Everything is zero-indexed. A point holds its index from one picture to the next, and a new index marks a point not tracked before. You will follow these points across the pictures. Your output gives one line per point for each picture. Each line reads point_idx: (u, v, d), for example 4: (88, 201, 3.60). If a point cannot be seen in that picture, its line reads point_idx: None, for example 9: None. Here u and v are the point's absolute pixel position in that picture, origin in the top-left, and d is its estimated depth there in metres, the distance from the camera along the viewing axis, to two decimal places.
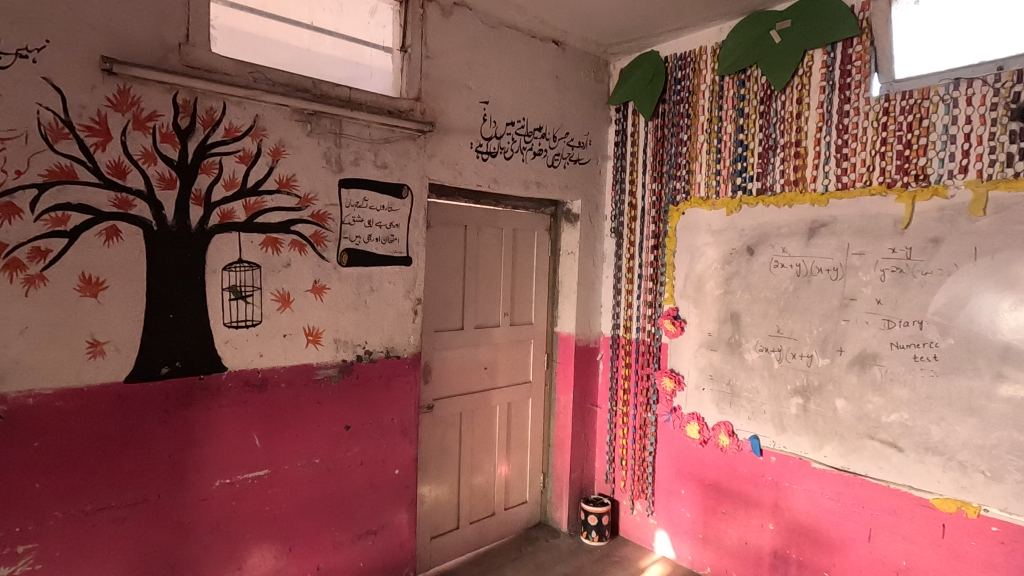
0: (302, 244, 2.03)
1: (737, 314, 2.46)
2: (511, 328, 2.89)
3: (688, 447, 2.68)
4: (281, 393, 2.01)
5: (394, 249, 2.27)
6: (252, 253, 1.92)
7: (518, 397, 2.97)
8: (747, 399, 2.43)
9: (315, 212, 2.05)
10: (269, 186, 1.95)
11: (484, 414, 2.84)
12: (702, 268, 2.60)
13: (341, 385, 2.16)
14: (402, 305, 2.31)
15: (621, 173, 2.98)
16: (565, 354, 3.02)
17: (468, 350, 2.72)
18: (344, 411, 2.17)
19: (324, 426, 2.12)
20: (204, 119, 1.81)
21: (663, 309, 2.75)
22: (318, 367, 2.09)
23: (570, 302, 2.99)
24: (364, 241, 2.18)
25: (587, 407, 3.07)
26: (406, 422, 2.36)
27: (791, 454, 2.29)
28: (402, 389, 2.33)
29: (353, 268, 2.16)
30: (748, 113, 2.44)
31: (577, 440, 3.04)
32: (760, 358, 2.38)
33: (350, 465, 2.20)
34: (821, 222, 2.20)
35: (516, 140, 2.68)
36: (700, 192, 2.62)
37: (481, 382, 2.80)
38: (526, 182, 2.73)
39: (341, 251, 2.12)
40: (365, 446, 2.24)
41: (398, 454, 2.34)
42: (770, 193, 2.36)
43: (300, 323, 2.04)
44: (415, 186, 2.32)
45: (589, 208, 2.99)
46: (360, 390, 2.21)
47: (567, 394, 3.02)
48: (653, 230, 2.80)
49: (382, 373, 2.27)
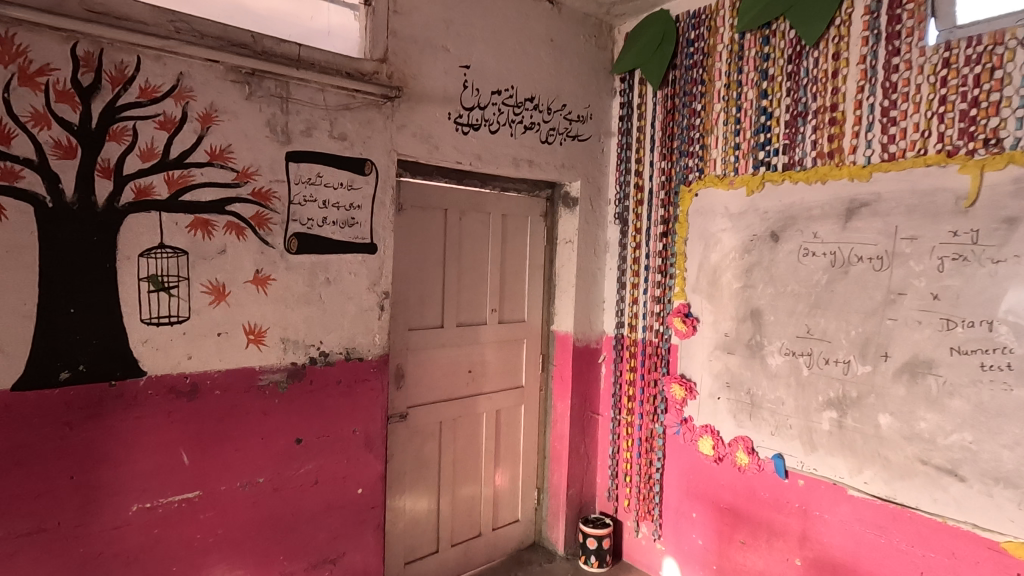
0: (240, 227, 1.73)
1: (759, 312, 2.10)
2: (499, 326, 2.56)
3: (700, 464, 2.32)
4: (217, 402, 1.72)
5: (354, 234, 1.96)
6: (177, 237, 1.63)
7: (509, 404, 2.65)
8: (770, 412, 2.07)
9: (256, 189, 1.75)
10: (197, 157, 1.65)
11: (468, 423, 2.51)
12: (718, 258, 2.24)
13: (290, 392, 1.86)
14: (366, 299, 2.00)
15: (626, 151, 2.63)
16: (563, 356, 2.69)
17: (449, 352, 2.40)
18: (296, 423, 1.87)
19: (271, 440, 1.83)
20: (112, 75, 1.51)
21: (672, 306, 2.41)
22: (261, 371, 1.80)
23: (568, 297, 2.65)
24: (318, 224, 1.88)
25: (587, 416, 2.74)
26: (372, 434, 2.05)
27: (822, 478, 1.93)
28: (366, 396, 2.02)
29: (304, 256, 1.86)
30: (773, 74, 2.07)
31: (576, 453, 2.70)
32: (786, 364, 2.01)
33: (303, 485, 1.90)
34: (862, 201, 1.83)
35: (504, 112, 2.35)
36: (716, 169, 2.26)
37: (465, 387, 2.48)
38: (516, 160, 2.40)
39: (289, 235, 1.82)
40: (322, 462, 1.94)
41: (362, 470, 2.04)
42: (799, 168, 1.99)
43: (238, 319, 1.75)
44: (381, 162, 2.00)
45: (590, 190, 2.65)
46: (315, 398, 1.91)
47: (565, 401, 2.68)
48: (662, 215, 2.45)
49: (342, 378, 1.97)
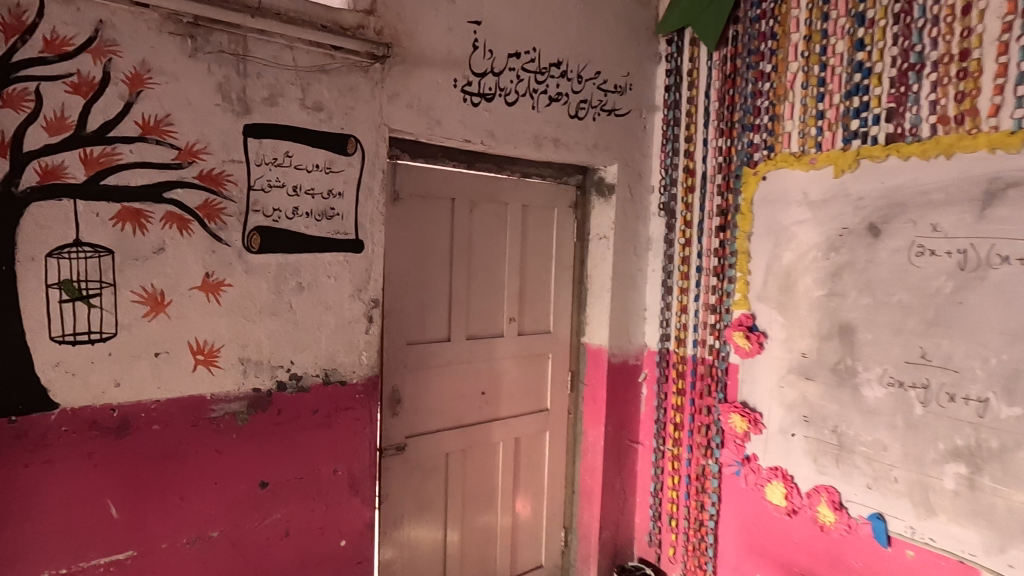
0: (184, 219, 1.38)
1: (850, 328, 1.62)
2: (519, 340, 2.15)
3: (768, 516, 1.86)
4: (156, 440, 1.37)
5: (335, 228, 1.58)
6: (99, 232, 1.28)
7: (531, 431, 2.24)
8: (865, 458, 1.60)
9: (204, 171, 1.39)
10: (125, 130, 1.30)
11: (481, 454, 2.11)
12: (794, 258, 1.77)
13: (252, 425, 1.49)
14: (349, 309, 1.62)
15: (674, 128, 2.17)
16: (596, 373, 2.26)
17: (458, 370, 2.01)
18: (260, 463, 1.51)
19: (227, 485, 1.47)
20: (5, 23, 1.17)
21: (732, 317, 1.95)
22: (213, 400, 1.44)
23: (602, 304, 2.22)
24: (287, 216, 1.51)
25: (625, 445, 2.30)
26: (357, 474, 1.67)
27: (942, 553, 1.45)
28: (349, 428, 1.65)
29: (269, 255, 1.49)
30: (873, 18, 1.58)
31: (611, 489, 2.27)
32: (891, 398, 1.53)
33: (269, 539, 1.54)
34: (1007, 182, 1.34)
35: (524, 79, 1.93)
36: (791, 146, 1.78)
37: (478, 412, 2.08)
38: (538, 138, 1.98)
39: (248, 230, 1.46)
40: (294, 510, 1.57)
41: (344, 518, 1.66)
42: (911, 139, 1.50)
43: (182, 336, 1.39)
44: (368, 139, 1.62)
45: (629, 176, 2.21)
46: (284, 432, 1.54)
47: (598, 428, 2.25)
48: (718, 204, 1.99)
49: (319, 406, 1.59)
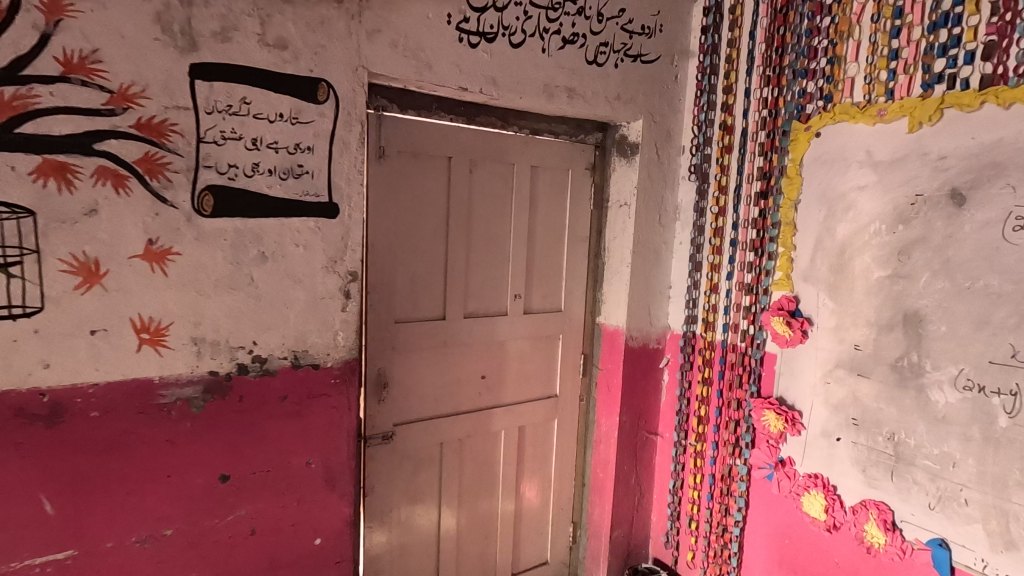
0: (120, 175, 1.18)
1: (918, 317, 1.34)
2: (525, 319, 1.92)
3: (803, 528, 1.62)
4: (95, 429, 1.21)
5: (304, 189, 1.36)
6: (16, 190, 1.09)
7: (538, 419, 2.03)
8: (927, 474, 1.33)
9: (143, 119, 1.18)
10: (43, 67, 1.09)
11: (480, 444, 1.92)
12: (851, 231, 1.47)
13: (209, 413, 1.32)
14: (323, 283, 1.42)
15: (710, 78, 1.86)
16: (612, 358, 2.03)
17: (454, 352, 1.80)
18: (220, 455, 1.34)
19: (182, 479, 1.31)
20: None
21: (770, 299, 1.67)
22: (163, 385, 1.27)
23: (621, 281, 1.97)
24: (245, 174, 1.30)
25: (642, 437, 2.07)
26: (334, 468, 1.49)
27: None
28: (323, 416, 1.46)
29: (225, 220, 1.29)
30: None
31: (625, 484, 2.06)
32: (966, 404, 1.26)
33: (232, 537, 1.38)
34: None
35: (533, 16, 1.64)
36: (854, 95, 1.47)
37: (477, 398, 1.87)
38: (549, 88, 1.71)
39: (198, 189, 1.25)
40: (261, 506, 1.41)
41: (320, 515, 1.49)
42: (1016, 81, 1.19)
43: (122, 311, 1.21)
44: (343, 84, 1.38)
45: (656, 134, 1.92)
46: (247, 421, 1.36)
47: (612, 418, 2.03)
48: (759, 167, 1.69)
49: (287, 393, 1.40)
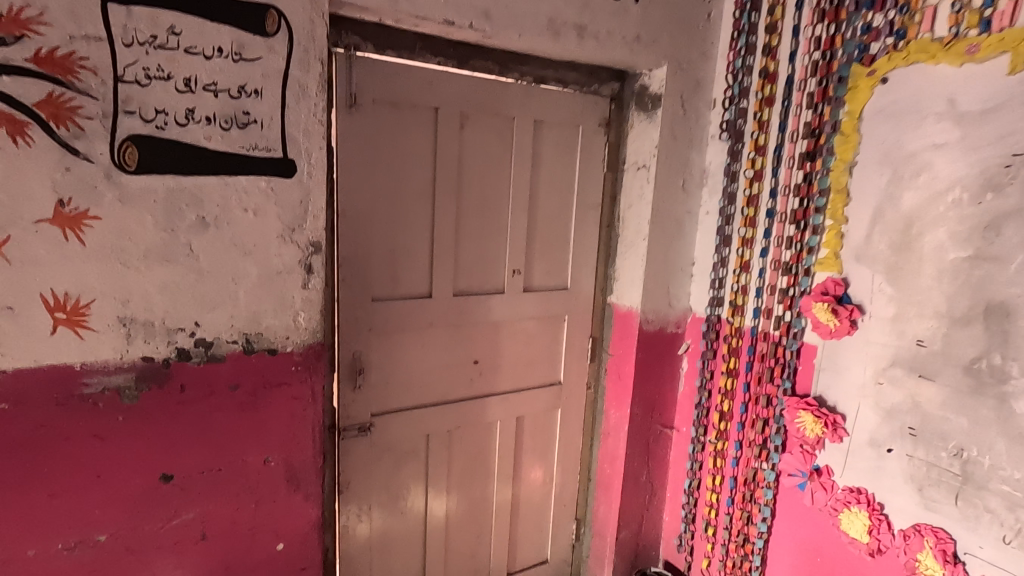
0: (17, 121, 0.96)
1: (1005, 311, 1.08)
2: (525, 298, 1.69)
3: (840, 548, 1.40)
4: (4, 424, 1.03)
5: (252, 141, 1.14)
6: None
7: (539, 408, 1.81)
8: (1004, 502, 1.10)
9: (42, 51, 0.96)
10: None
11: (473, 435, 1.72)
12: (920, 201, 1.20)
13: (144, 405, 1.13)
14: (278, 255, 1.20)
15: (750, 14, 1.56)
16: (624, 342, 1.79)
17: (442, 334, 1.58)
18: (159, 452, 1.16)
19: (114, 479, 1.13)
20: None
21: (813, 280, 1.41)
22: (86, 373, 1.08)
23: (636, 256, 1.72)
24: (178, 122, 1.08)
25: (655, 431, 1.86)
26: (296, 466, 1.31)
27: None
28: (282, 408, 1.27)
29: (154, 178, 1.07)
30: None
31: (634, 482, 1.85)
32: None
33: (178, 543, 1.21)
34: None
35: None
36: (936, 28, 1.17)
37: (469, 385, 1.67)
38: (556, 25, 1.43)
39: (119, 139, 1.04)
40: (211, 509, 1.23)
41: (281, 518, 1.31)
42: None
43: (30, 286, 1.01)
44: (297, 13, 1.13)
45: (682, 83, 1.63)
46: (191, 413, 1.18)
47: (622, 410, 1.81)
48: (807, 121, 1.41)
49: (238, 381, 1.21)
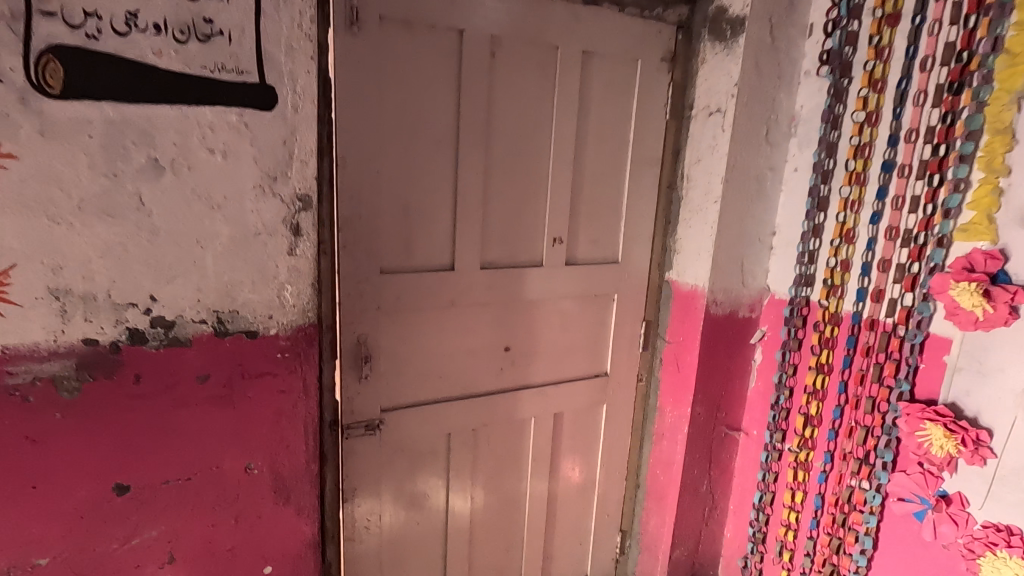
0: None
1: None
2: (567, 273, 1.40)
3: None
4: None
5: (217, 61, 0.87)
6: None
7: (581, 404, 1.53)
8: None
9: None
10: None
11: (502, 435, 1.45)
12: None
13: (90, 400, 0.90)
14: (257, 212, 0.94)
15: None
16: (685, 328, 1.49)
17: (466, 315, 1.31)
18: (112, 457, 0.93)
19: (56, 490, 0.91)
20: None
21: (950, 253, 1.10)
22: (10, 359, 0.84)
23: (705, 223, 1.40)
24: (116, 32, 0.81)
25: (720, 433, 1.56)
26: (286, 474, 1.06)
27: None
28: (266, 405, 1.02)
29: (88, 106, 0.82)
30: None
31: (693, 493, 1.56)
32: None
33: (139, 568, 0.98)
34: None
35: None
36: None
37: (498, 376, 1.39)
38: None
39: (37, 52, 0.78)
40: (181, 526, 1.00)
41: (268, 536, 1.07)
42: None
43: None
44: None
45: (773, 3, 1.29)
46: (151, 409, 0.94)
47: (682, 408, 1.51)
48: (951, 42, 1.08)
49: (209, 371, 0.97)
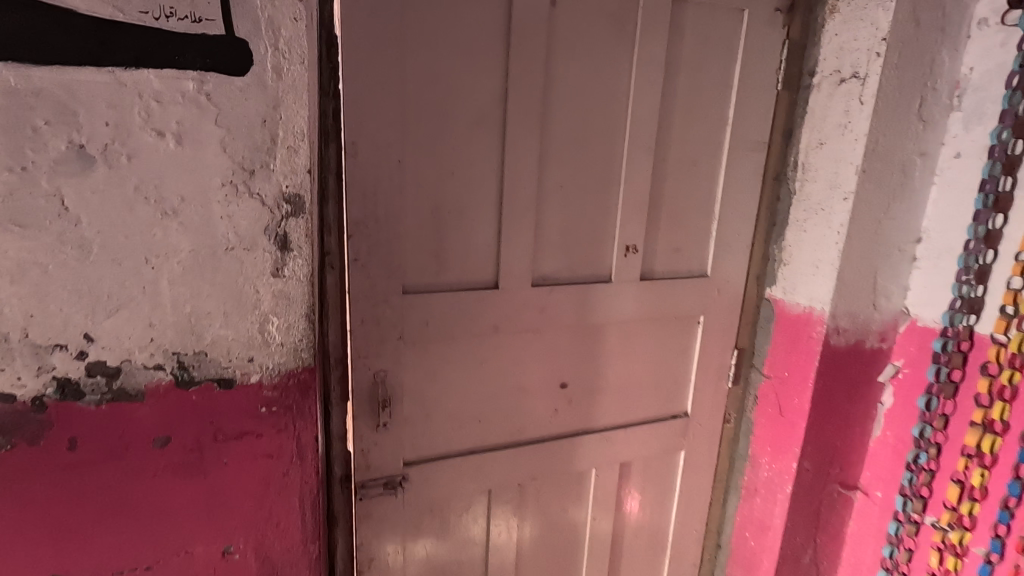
0: None
1: None
2: (642, 290, 1.09)
3: None
4: None
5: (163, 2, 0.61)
6: None
7: (653, 451, 1.22)
8: None
9: None
10: None
11: (555, 490, 1.16)
12: None
13: (8, 472, 0.67)
14: (226, 219, 0.68)
15: None
16: (793, 361, 1.15)
17: (513, 345, 1.02)
18: (42, 544, 0.70)
19: None
20: None
21: None
22: None
23: (829, 227, 1.06)
24: None
25: (832, 493, 1.23)
26: (277, 560, 0.81)
27: None
28: (248, 473, 0.77)
29: None
30: None
31: (793, 565, 1.24)
32: None
33: None
34: None
35: None
36: None
37: (553, 419, 1.11)
38: None
39: None
40: None
41: None
42: None
43: None
44: None
45: None
46: (91, 484, 0.70)
47: (785, 462, 1.19)
48: None
49: (170, 432, 0.72)
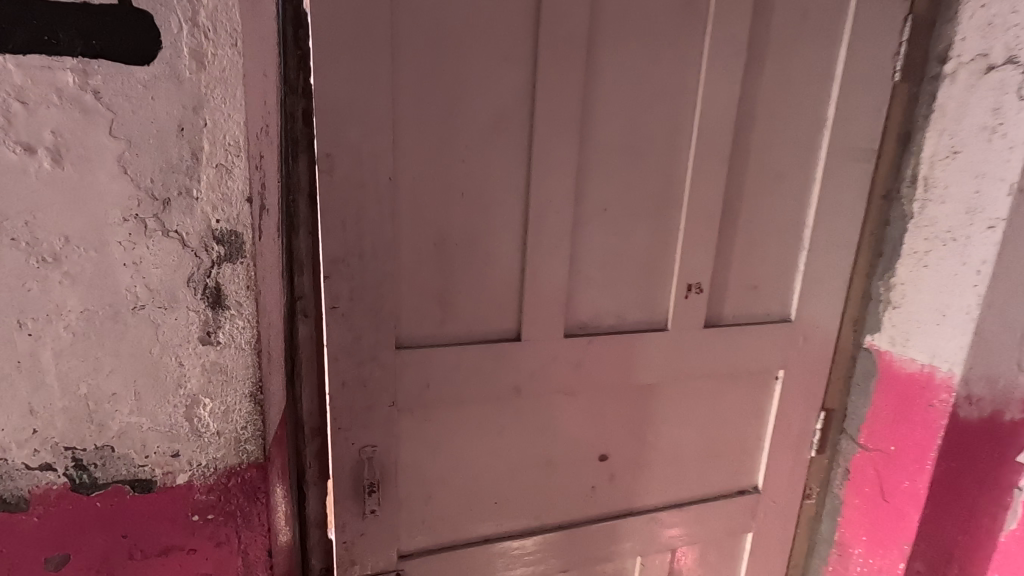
0: None
1: None
2: (707, 341, 0.85)
3: None
4: None
5: None
6: None
7: (714, 535, 0.98)
8: None
9: None
10: None
11: None
12: None
13: None
14: (131, 266, 0.49)
15: None
16: (902, 433, 0.90)
17: (538, 410, 0.80)
18: None
19: None
20: None
21: None
22: None
23: (964, 263, 0.80)
24: None
25: None
26: None
27: None
28: None
29: None
30: None
31: None
32: None
33: None
34: None
35: None
36: None
37: (588, 498, 0.88)
38: None
39: None
40: None
41: None
42: None
43: None
44: None
45: None
46: None
47: (889, 560, 0.92)
48: None
49: (68, 550, 0.53)
